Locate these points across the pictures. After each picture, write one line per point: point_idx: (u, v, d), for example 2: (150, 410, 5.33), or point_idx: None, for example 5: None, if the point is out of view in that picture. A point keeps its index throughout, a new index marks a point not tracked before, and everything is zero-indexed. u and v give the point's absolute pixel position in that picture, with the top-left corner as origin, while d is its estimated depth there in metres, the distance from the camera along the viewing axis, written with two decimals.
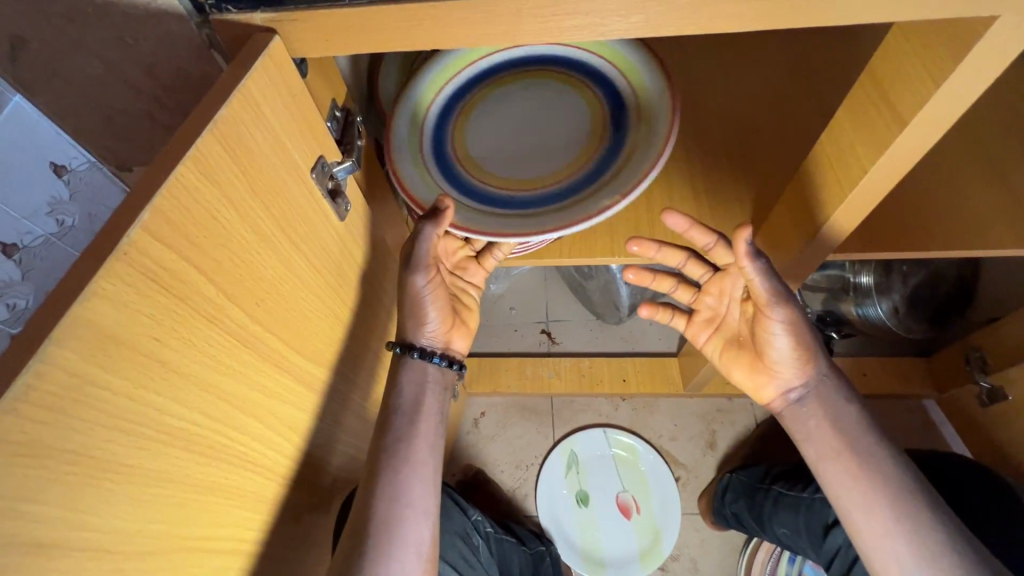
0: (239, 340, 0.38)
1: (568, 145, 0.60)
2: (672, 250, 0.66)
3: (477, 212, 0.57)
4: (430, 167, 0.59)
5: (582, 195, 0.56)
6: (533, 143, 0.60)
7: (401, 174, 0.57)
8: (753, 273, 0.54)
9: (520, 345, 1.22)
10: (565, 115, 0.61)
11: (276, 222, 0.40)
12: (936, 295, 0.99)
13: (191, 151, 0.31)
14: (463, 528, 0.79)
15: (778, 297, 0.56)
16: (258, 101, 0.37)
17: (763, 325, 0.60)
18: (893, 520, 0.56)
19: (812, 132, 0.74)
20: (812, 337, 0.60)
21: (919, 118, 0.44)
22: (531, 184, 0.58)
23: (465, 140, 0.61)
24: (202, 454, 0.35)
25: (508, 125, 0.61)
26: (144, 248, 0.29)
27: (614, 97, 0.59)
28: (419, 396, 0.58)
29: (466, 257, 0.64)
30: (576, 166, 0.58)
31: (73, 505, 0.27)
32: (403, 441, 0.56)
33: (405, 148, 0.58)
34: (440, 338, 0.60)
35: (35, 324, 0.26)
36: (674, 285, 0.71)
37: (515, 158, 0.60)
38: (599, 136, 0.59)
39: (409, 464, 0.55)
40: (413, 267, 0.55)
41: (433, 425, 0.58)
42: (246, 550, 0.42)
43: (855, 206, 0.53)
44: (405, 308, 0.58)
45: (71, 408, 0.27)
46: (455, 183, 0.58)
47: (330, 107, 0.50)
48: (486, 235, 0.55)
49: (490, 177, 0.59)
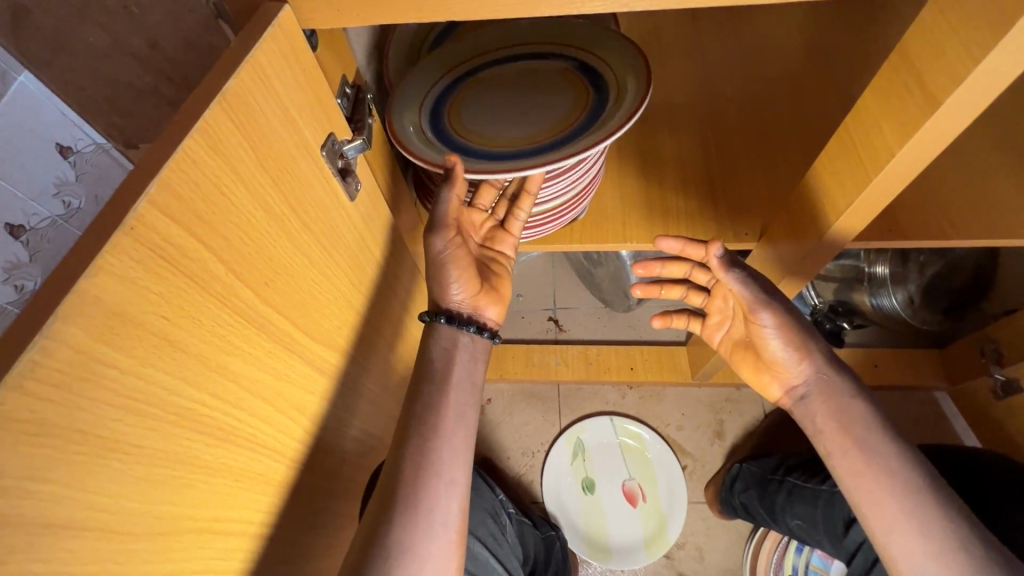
0: (248, 320, 0.37)
1: (556, 115, 0.59)
2: (677, 263, 0.68)
3: (486, 166, 0.55)
4: (439, 144, 0.57)
5: (596, 126, 0.55)
6: (526, 110, 0.60)
7: (418, 153, 0.55)
8: (733, 284, 0.57)
9: (528, 332, 1.21)
10: (557, 89, 0.60)
11: (286, 200, 0.39)
12: (955, 285, 0.97)
13: (199, 123, 0.30)
14: (492, 506, 0.75)
15: (759, 305, 0.59)
16: (268, 73, 0.35)
17: (755, 329, 0.61)
18: (901, 511, 0.54)
19: (834, 115, 0.72)
20: (801, 334, 0.61)
21: (952, 98, 0.42)
22: (539, 140, 0.57)
23: (460, 105, 0.60)
24: (211, 435, 0.35)
25: (503, 95, 0.61)
26: (151, 222, 0.28)
27: (598, 78, 0.59)
28: (450, 364, 0.57)
29: (491, 228, 0.62)
30: (576, 113, 0.58)
31: (81, 485, 0.27)
32: (433, 409, 0.55)
33: (413, 137, 0.56)
34: (469, 305, 0.59)
35: (40, 299, 0.25)
36: (684, 292, 0.70)
37: (502, 122, 0.59)
38: (583, 90, 0.59)
39: (438, 433, 0.54)
40: (434, 228, 0.55)
41: (464, 396, 0.56)
42: (255, 533, 0.42)
43: (880, 190, 0.52)
44: (429, 274, 0.58)
45: (79, 385, 0.26)
46: (466, 153, 0.56)
47: (340, 83, 0.48)
48: (528, 170, 0.52)
49: (474, 135, 0.58)
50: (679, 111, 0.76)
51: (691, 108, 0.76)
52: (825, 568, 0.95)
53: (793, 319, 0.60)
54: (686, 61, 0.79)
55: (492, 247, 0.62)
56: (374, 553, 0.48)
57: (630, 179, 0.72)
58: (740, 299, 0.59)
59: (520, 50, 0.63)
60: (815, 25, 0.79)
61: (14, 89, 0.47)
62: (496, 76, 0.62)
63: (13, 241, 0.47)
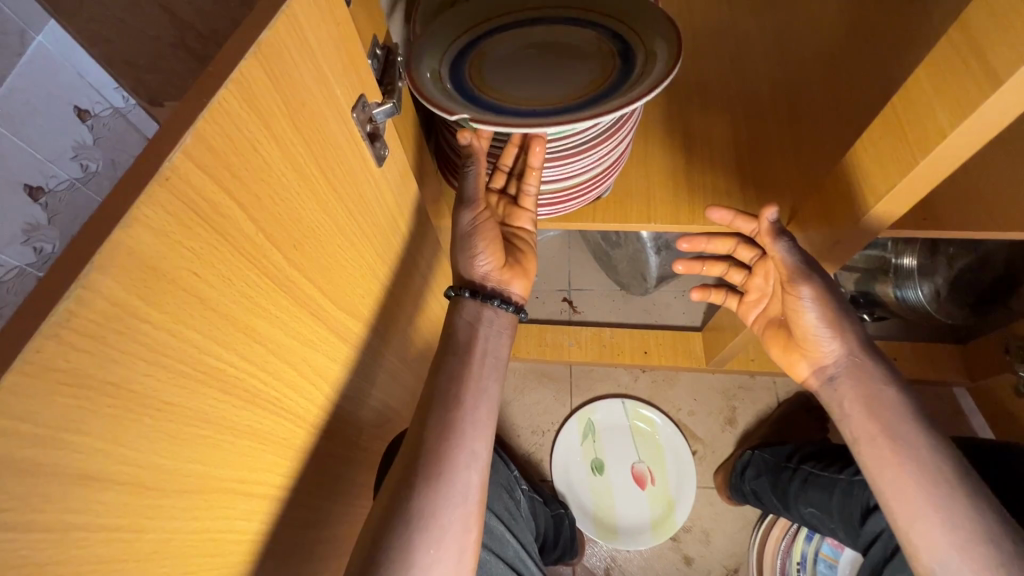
0: (276, 284, 0.37)
1: (578, 81, 0.57)
2: (722, 238, 0.68)
3: (518, 121, 0.52)
4: (462, 101, 0.54)
5: (625, 88, 0.54)
6: (549, 71, 0.58)
7: (443, 106, 0.52)
8: (778, 253, 0.58)
9: (542, 312, 1.21)
10: (586, 58, 0.58)
11: (316, 160, 0.38)
12: (985, 281, 0.93)
13: (234, 74, 0.29)
14: (508, 481, 0.75)
15: (800, 277, 0.58)
16: (303, 26, 0.34)
17: (790, 303, 0.60)
18: (929, 503, 0.53)
19: (875, 97, 0.69)
20: (838, 310, 0.59)
21: (1017, 75, 0.40)
22: (568, 100, 0.55)
23: (483, 65, 0.58)
24: (237, 396, 0.35)
25: (525, 57, 0.59)
26: (185, 174, 0.27)
27: (629, 51, 0.57)
28: (472, 336, 0.57)
29: (506, 205, 0.61)
30: (602, 75, 0.56)
31: (115, 439, 0.26)
32: (457, 381, 0.54)
33: (435, 91, 0.53)
34: (495, 279, 0.58)
35: (73, 249, 0.24)
36: (725, 270, 0.71)
37: (522, 81, 0.57)
38: (607, 54, 0.58)
39: (460, 405, 0.53)
40: (464, 200, 0.57)
41: (488, 367, 0.56)
42: (276, 495, 0.42)
43: (925, 174, 0.50)
44: (456, 248, 0.58)
45: (113, 338, 0.25)
46: (490, 109, 0.54)
47: (371, 44, 0.47)
48: (565, 125, 0.50)
49: (489, 89, 0.56)
50: (713, 88, 0.73)
51: (725, 86, 0.73)
52: (834, 557, 0.93)
53: (831, 295, 0.59)
54: (721, 37, 0.77)
55: (510, 224, 0.61)
56: (400, 512, 0.48)
57: (661, 157, 0.70)
58: (780, 268, 0.59)
59: (555, 16, 0.61)
60: (861, 4, 0.76)
61: (31, 51, 0.38)
62: (517, 39, 0.60)
63: (29, 203, 0.38)
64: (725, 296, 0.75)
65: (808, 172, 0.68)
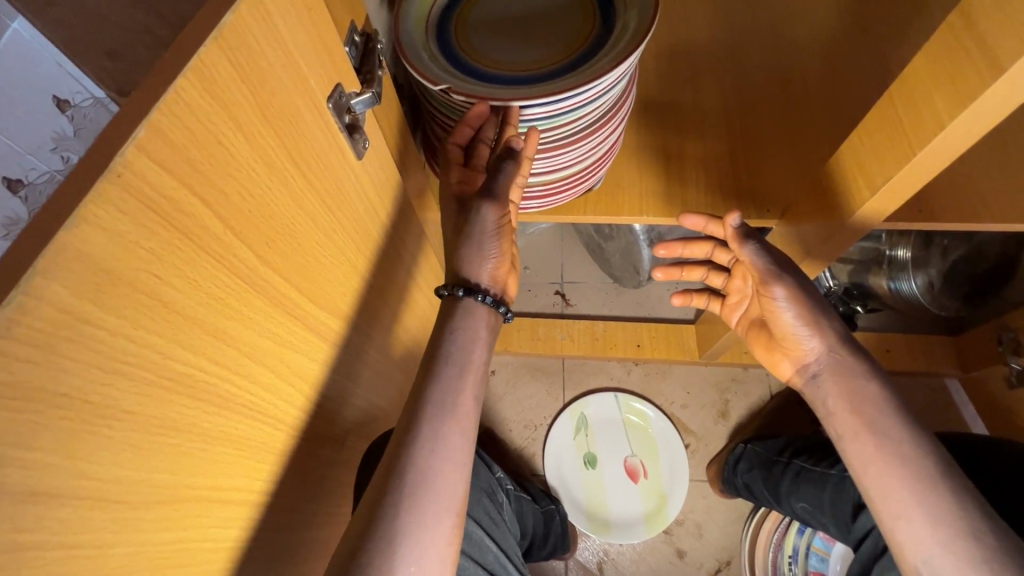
0: (246, 284, 0.35)
1: (557, 43, 0.55)
2: (698, 243, 0.68)
3: (495, 88, 0.52)
4: (441, 63, 0.54)
5: (603, 49, 0.53)
6: (529, 33, 0.57)
7: (421, 69, 0.51)
8: (747, 256, 0.57)
9: (534, 305, 1.19)
10: (567, 18, 0.57)
11: (287, 152, 0.36)
12: (979, 270, 0.92)
13: (193, 60, 0.27)
14: (490, 484, 0.74)
15: (772, 278, 0.57)
16: (269, 9, 0.32)
17: (766, 304, 0.59)
18: (916, 500, 0.52)
19: (871, 85, 0.68)
20: (815, 308, 0.58)
21: (1019, 63, 0.38)
22: (547, 63, 0.54)
23: (463, 25, 0.57)
24: (209, 403, 0.33)
25: (506, 19, 0.58)
26: (140, 170, 0.25)
27: (610, 13, 0.55)
28: (470, 347, 0.54)
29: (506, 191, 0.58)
30: (581, 36, 0.55)
31: (70, 453, 0.25)
32: (448, 391, 0.53)
33: (412, 52, 0.52)
34: (497, 282, 0.58)
35: (15, 252, 0.22)
36: (704, 274, 0.71)
37: (502, 43, 0.56)
38: (589, 13, 0.56)
39: (450, 415, 0.52)
40: (487, 198, 0.53)
41: (479, 377, 0.55)
42: (255, 501, 0.41)
43: (924, 165, 0.48)
44: (463, 246, 0.55)
45: (62, 346, 0.24)
46: (468, 73, 0.54)
47: (349, 29, 0.44)
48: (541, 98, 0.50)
49: (471, 49, 0.55)
50: (705, 77, 0.72)
51: (717, 74, 0.72)
52: (826, 551, 0.93)
53: (807, 293, 0.58)
54: (714, 26, 0.75)
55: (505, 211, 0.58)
56: (379, 516, 0.47)
57: (652, 146, 0.69)
58: (752, 270, 0.58)
59: None
60: None
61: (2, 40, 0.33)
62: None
63: (9, 197, 0.34)
64: (710, 299, 0.74)
65: (797, 151, 0.67)
